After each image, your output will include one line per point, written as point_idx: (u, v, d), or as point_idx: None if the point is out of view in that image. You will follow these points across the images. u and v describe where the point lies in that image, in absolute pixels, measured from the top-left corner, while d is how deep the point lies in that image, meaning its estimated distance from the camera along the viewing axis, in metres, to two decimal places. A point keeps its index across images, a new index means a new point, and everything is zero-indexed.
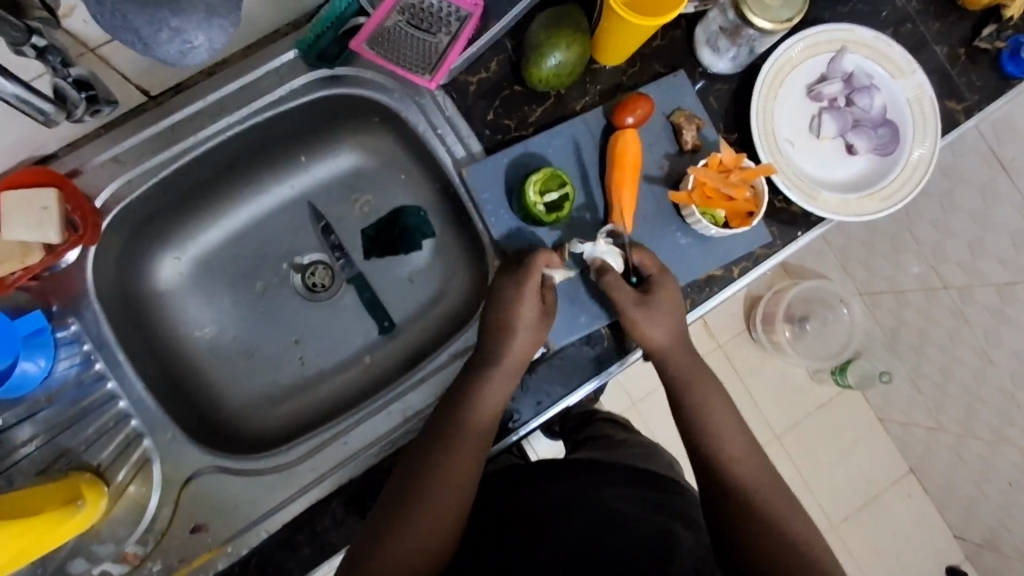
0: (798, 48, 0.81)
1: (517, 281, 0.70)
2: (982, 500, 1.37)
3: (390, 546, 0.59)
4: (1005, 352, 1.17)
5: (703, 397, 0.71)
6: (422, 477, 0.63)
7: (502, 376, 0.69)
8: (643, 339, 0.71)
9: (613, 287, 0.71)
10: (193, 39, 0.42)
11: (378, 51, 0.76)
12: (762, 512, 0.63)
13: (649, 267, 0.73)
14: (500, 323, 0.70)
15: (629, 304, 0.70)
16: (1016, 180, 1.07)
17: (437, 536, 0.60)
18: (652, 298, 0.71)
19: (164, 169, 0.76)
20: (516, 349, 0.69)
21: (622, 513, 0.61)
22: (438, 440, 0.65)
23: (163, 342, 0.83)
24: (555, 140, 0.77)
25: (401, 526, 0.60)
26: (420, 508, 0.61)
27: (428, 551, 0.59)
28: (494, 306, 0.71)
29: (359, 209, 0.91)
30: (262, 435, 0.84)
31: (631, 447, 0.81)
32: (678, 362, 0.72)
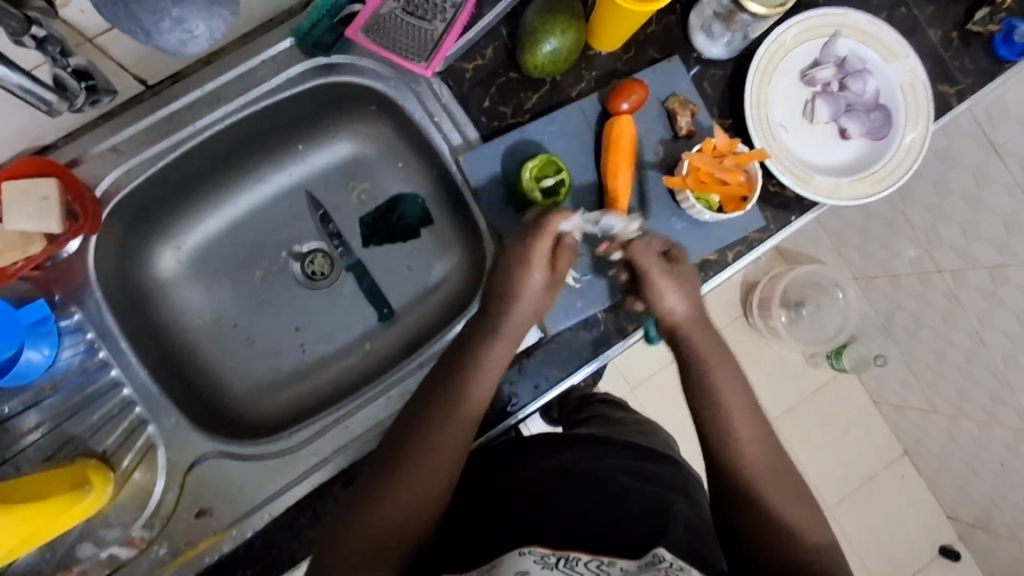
0: (791, 34, 0.81)
1: (533, 240, 0.70)
2: (974, 480, 1.40)
3: (369, 518, 0.59)
4: (998, 334, 1.18)
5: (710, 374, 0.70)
6: (409, 449, 0.62)
7: (502, 340, 0.69)
8: (666, 309, 0.71)
9: (638, 253, 0.71)
10: (194, 27, 0.44)
11: (373, 38, 0.76)
12: (750, 486, 0.65)
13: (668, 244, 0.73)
14: (511, 283, 0.70)
15: (655, 271, 0.71)
16: (1009, 163, 1.08)
17: (414, 512, 0.60)
18: (677, 267, 0.72)
19: (163, 158, 0.77)
20: (521, 313, 0.70)
21: (618, 483, 0.62)
22: (429, 420, 0.64)
23: (165, 329, 0.84)
24: (551, 126, 0.78)
25: (382, 497, 0.60)
26: (404, 484, 0.60)
27: (408, 531, 0.59)
28: (505, 268, 0.70)
29: (357, 196, 0.92)
30: (264, 422, 0.85)
31: (629, 425, 0.83)
32: (693, 345, 0.72)
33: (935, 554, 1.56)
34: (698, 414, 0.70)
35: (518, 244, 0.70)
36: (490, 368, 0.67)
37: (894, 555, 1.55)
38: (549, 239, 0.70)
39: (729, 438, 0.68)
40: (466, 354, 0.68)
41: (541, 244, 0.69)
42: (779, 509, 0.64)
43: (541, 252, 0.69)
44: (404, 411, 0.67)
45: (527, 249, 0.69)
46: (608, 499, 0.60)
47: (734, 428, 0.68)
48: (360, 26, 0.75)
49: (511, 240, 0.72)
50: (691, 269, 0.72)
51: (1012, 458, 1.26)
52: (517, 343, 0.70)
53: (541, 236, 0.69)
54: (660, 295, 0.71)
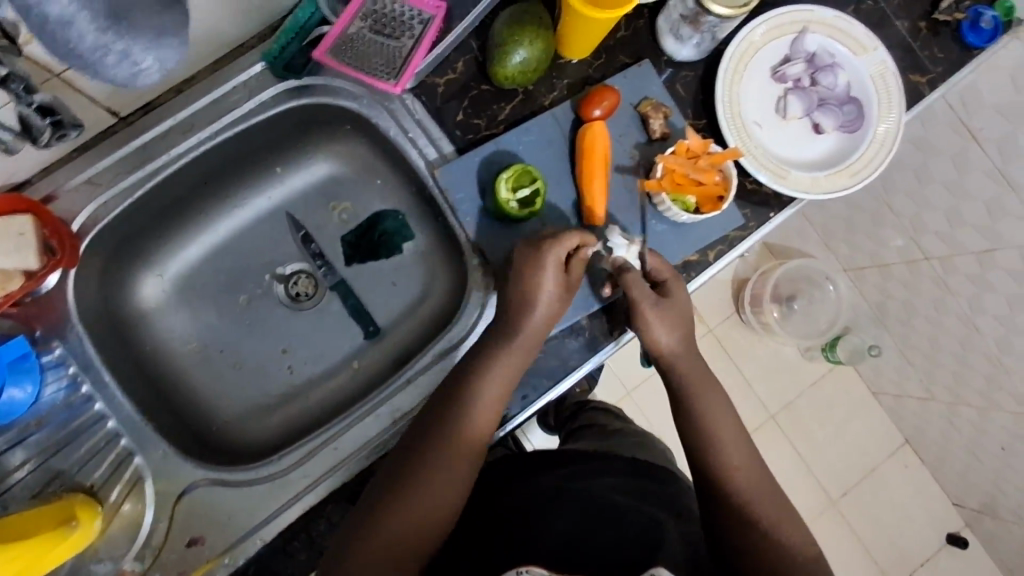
0: (759, 32, 0.82)
1: (542, 254, 0.69)
2: (978, 466, 1.40)
3: (378, 531, 0.60)
4: (989, 318, 1.20)
5: (705, 394, 0.71)
6: (412, 470, 0.63)
7: (516, 354, 0.69)
8: (654, 341, 0.71)
9: (632, 285, 0.71)
10: (141, 60, 0.36)
11: (343, 59, 0.76)
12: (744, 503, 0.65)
13: (664, 271, 0.73)
14: (523, 295, 0.69)
15: (646, 304, 0.70)
16: (987, 148, 1.06)
17: (414, 538, 0.60)
18: (668, 300, 0.71)
19: (140, 188, 0.77)
20: (535, 323, 0.69)
21: (607, 498, 0.64)
22: (426, 445, 0.64)
23: (150, 358, 0.84)
24: (525, 136, 0.78)
25: (391, 510, 0.61)
26: (397, 512, 0.61)
27: (419, 545, 0.60)
28: (516, 280, 0.69)
29: (339, 216, 0.92)
30: (253, 446, 0.85)
31: (626, 437, 0.84)
32: (683, 362, 0.72)
33: (943, 543, 1.55)
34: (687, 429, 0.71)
35: (529, 250, 0.70)
36: (497, 392, 0.68)
37: (902, 546, 1.54)
38: (559, 251, 0.69)
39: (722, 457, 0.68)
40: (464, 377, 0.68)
41: (549, 259, 0.68)
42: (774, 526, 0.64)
43: (555, 260, 0.69)
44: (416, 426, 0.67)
45: (539, 257, 0.68)
46: (609, 518, 0.61)
47: (724, 449, 0.69)
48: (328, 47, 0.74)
49: (524, 246, 0.71)
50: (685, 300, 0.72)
51: (1012, 442, 1.27)
52: (533, 348, 0.70)
53: (552, 249, 0.69)
54: (651, 328, 0.71)
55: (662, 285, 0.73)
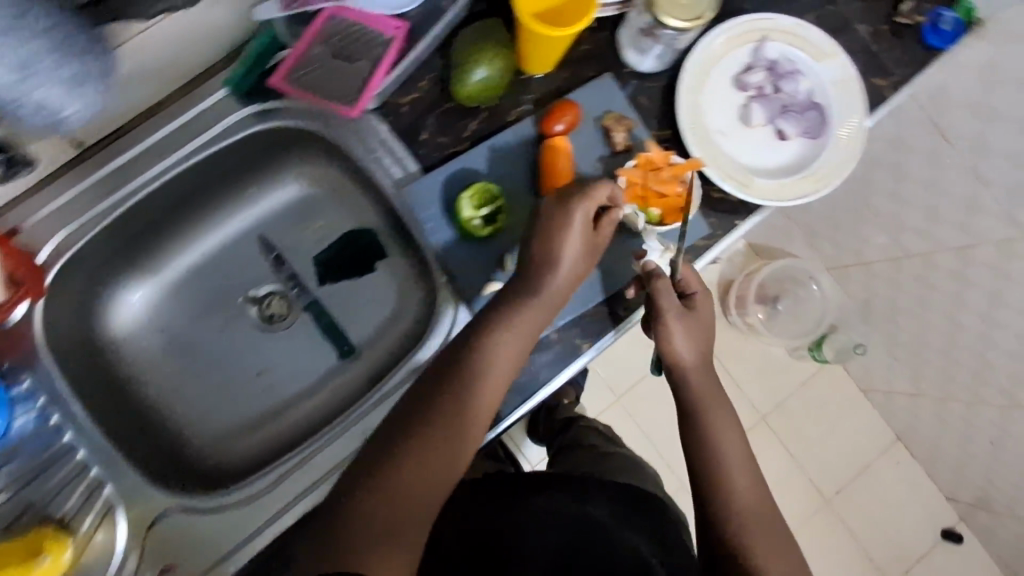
0: (719, 42, 0.82)
1: (573, 206, 0.70)
2: (969, 461, 1.40)
3: (388, 488, 0.60)
4: (971, 314, 1.20)
5: (712, 417, 0.73)
6: (428, 420, 0.64)
7: (535, 310, 0.70)
8: (671, 349, 0.73)
9: (661, 292, 0.73)
10: (62, 110, 0.49)
11: (304, 87, 0.77)
12: (740, 532, 0.66)
13: (695, 285, 0.76)
14: (546, 256, 0.70)
15: (671, 314, 0.73)
16: (959, 146, 1.05)
17: (420, 493, 0.61)
18: (692, 313, 0.74)
19: (108, 215, 0.77)
20: (562, 277, 0.71)
21: (600, 524, 0.67)
22: (445, 396, 0.65)
23: (125, 386, 0.84)
24: (490, 153, 0.78)
25: (401, 467, 0.61)
26: (407, 464, 0.61)
27: (421, 510, 0.60)
28: (546, 231, 0.71)
29: (313, 235, 0.92)
30: (229, 469, 0.85)
31: (615, 465, 0.88)
32: (693, 382, 0.74)
33: (939, 539, 1.55)
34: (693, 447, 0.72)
35: (562, 199, 0.71)
36: (511, 356, 0.68)
37: (897, 543, 1.54)
38: (590, 204, 0.70)
39: (725, 486, 0.69)
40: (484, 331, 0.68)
41: (577, 218, 0.70)
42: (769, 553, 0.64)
43: (587, 212, 0.70)
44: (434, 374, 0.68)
45: (569, 208, 0.70)
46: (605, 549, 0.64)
47: (730, 474, 0.70)
48: (286, 74, 0.77)
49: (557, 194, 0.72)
50: (707, 316, 0.75)
51: (1000, 437, 1.28)
52: (554, 304, 0.71)
53: (584, 202, 0.70)
54: (669, 337, 0.73)
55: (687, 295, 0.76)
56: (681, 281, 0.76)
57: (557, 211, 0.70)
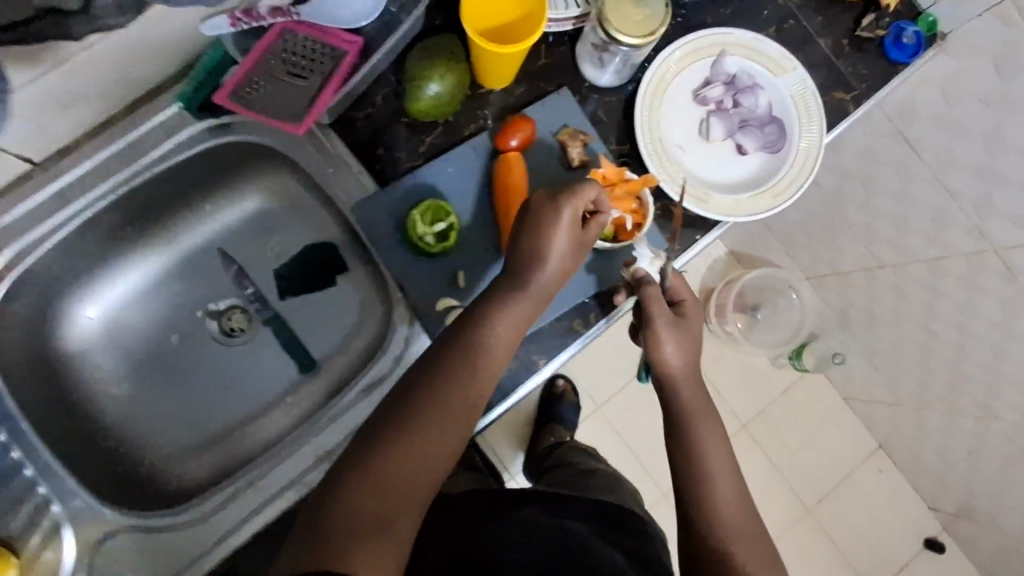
0: (676, 57, 0.82)
1: (563, 204, 0.66)
2: (950, 470, 1.40)
3: (373, 478, 0.55)
4: (946, 324, 1.19)
5: (697, 424, 0.70)
6: (414, 416, 0.59)
7: (526, 304, 0.66)
8: (660, 357, 0.70)
9: (650, 300, 0.71)
10: None
11: (247, 102, 0.73)
12: (725, 538, 0.64)
13: (684, 293, 0.74)
14: (535, 248, 0.66)
15: (661, 322, 0.70)
16: (927, 159, 1.04)
17: (402, 493, 0.56)
18: (682, 322, 0.72)
19: (59, 232, 0.77)
20: (551, 271, 0.67)
21: (582, 535, 0.64)
22: (432, 390, 0.60)
23: (78, 403, 0.84)
24: (444, 169, 0.77)
25: (385, 457, 0.56)
26: (389, 464, 0.56)
27: (408, 502, 0.56)
28: (536, 225, 0.67)
29: (272, 249, 0.91)
30: (185, 487, 0.85)
31: (596, 484, 0.86)
32: (682, 391, 0.71)
33: (921, 547, 1.54)
34: (675, 451, 0.70)
35: (551, 195, 0.67)
36: (499, 353, 0.64)
37: (879, 552, 1.54)
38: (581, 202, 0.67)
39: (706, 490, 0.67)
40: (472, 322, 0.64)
41: (568, 214, 0.66)
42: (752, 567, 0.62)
43: (579, 209, 0.67)
44: (419, 368, 0.63)
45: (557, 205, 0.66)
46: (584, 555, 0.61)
47: (714, 478, 0.67)
48: (230, 90, 0.73)
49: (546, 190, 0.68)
50: (696, 327, 0.72)
51: (979, 447, 1.27)
52: (542, 300, 0.68)
53: (575, 200, 0.67)
54: (658, 344, 0.70)
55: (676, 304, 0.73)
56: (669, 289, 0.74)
57: (546, 208, 0.67)
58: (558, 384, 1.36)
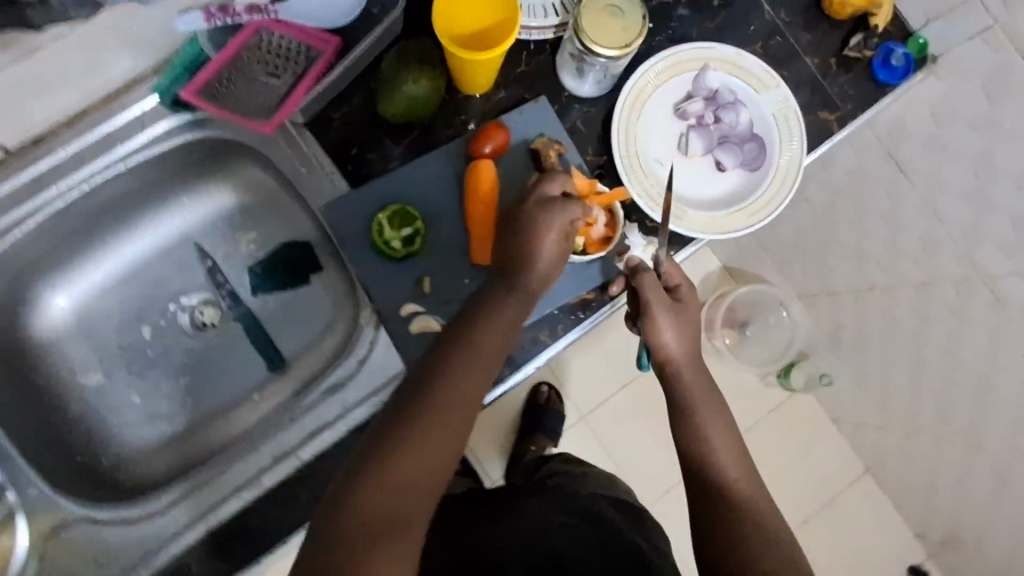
0: (656, 70, 0.81)
1: (549, 210, 0.67)
2: (936, 497, 1.37)
3: (374, 488, 0.53)
4: (934, 351, 1.16)
5: (699, 409, 0.68)
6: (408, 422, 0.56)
7: (519, 305, 0.65)
8: (661, 344, 0.69)
9: (646, 286, 0.70)
10: None
11: (215, 98, 0.75)
12: (734, 524, 0.61)
13: (678, 278, 0.73)
14: (522, 252, 0.66)
15: (659, 308, 0.69)
16: (917, 183, 1.02)
17: (405, 501, 0.54)
18: (680, 307, 0.71)
19: (31, 220, 0.77)
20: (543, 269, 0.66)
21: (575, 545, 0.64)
22: (426, 395, 0.58)
23: (44, 391, 0.84)
24: (415, 173, 0.77)
25: (383, 470, 0.54)
26: (386, 475, 0.54)
27: (413, 507, 0.54)
28: (527, 230, 0.66)
29: (247, 246, 0.91)
30: (146, 481, 0.85)
31: (591, 479, 0.85)
32: (687, 377, 0.70)
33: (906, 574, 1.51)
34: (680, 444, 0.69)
35: (538, 203, 0.68)
36: (496, 353, 0.62)
37: None
38: (566, 211, 0.67)
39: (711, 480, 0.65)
40: (467, 327, 0.62)
41: (560, 217, 0.67)
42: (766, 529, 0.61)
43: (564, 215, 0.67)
44: (413, 375, 0.60)
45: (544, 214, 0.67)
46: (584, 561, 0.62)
47: (723, 464, 0.66)
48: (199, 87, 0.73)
49: (531, 198, 0.69)
50: (696, 310, 0.71)
51: (966, 476, 1.24)
52: (533, 301, 0.66)
53: (559, 209, 0.67)
54: (659, 332, 0.69)
55: (675, 289, 0.72)
56: (665, 277, 0.73)
57: (533, 215, 0.67)
58: (542, 392, 1.33)
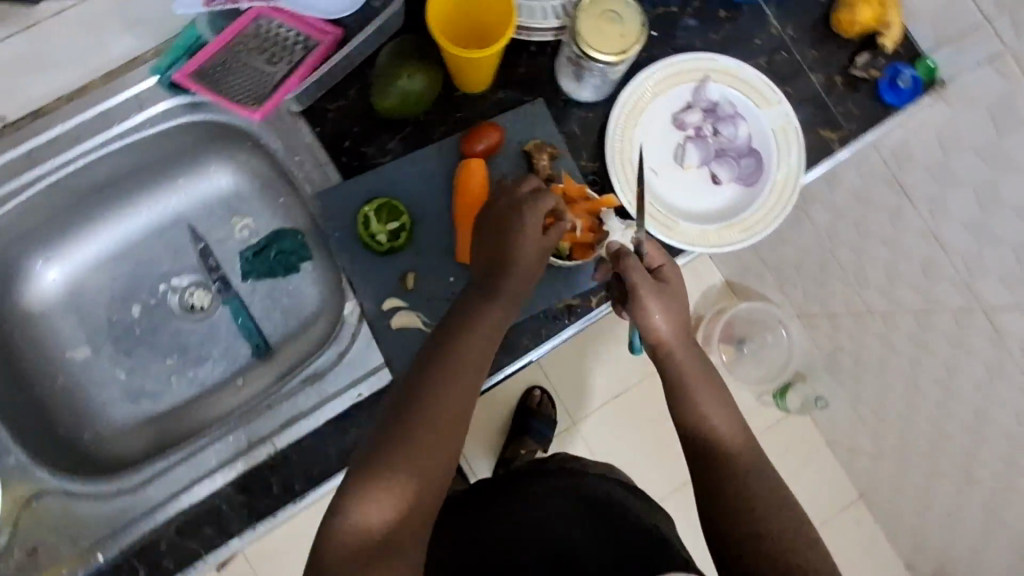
0: (656, 79, 0.80)
1: (521, 211, 0.65)
2: (927, 529, 1.34)
3: (371, 504, 0.54)
4: (929, 380, 1.12)
5: (697, 386, 0.66)
6: (395, 433, 0.56)
7: (504, 302, 0.64)
8: (649, 328, 0.66)
9: (629, 271, 0.65)
10: None
11: (210, 83, 0.78)
12: (740, 496, 0.59)
13: (660, 258, 0.68)
14: (500, 257, 0.64)
15: (644, 291, 0.65)
16: (921, 209, 0.97)
17: (401, 514, 0.54)
18: (666, 286, 0.66)
19: (25, 192, 0.79)
20: (523, 268, 0.64)
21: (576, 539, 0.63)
22: (411, 404, 0.57)
23: (30, 362, 0.85)
24: (407, 167, 0.77)
25: (371, 486, 0.54)
26: (375, 495, 0.54)
27: (415, 513, 0.55)
28: (505, 237, 0.65)
29: (239, 231, 0.91)
30: (124, 458, 0.85)
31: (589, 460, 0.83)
32: (680, 354, 0.66)
33: None
34: (681, 428, 0.66)
35: (510, 205, 0.66)
36: (485, 351, 0.61)
37: None
38: (539, 209, 0.65)
39: (725, 463, 0.62)
40: (455, 329, 0.62)
41: (532, 217, 0.65)
42: (769, 499, 0.59)
43: (537, 214, 0.65)
44: (401, 384, 0.60)
45: (517, 216, 0.65)
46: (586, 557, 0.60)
47: (726, 436, 0.64)
48: (192, 70, 0.76)
49: (505, 199, 0.66)
50: (683, 286, 0.67)
51: (958, 511, 1.20)
52: (519, 300, 0.65)
53: (532, 208, 0.65)
54: (646, 315, 0.65)
55: (657, 270, 0.67)
56: (648, 259, 0.68)
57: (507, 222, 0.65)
58: (534, 396, 1.32)
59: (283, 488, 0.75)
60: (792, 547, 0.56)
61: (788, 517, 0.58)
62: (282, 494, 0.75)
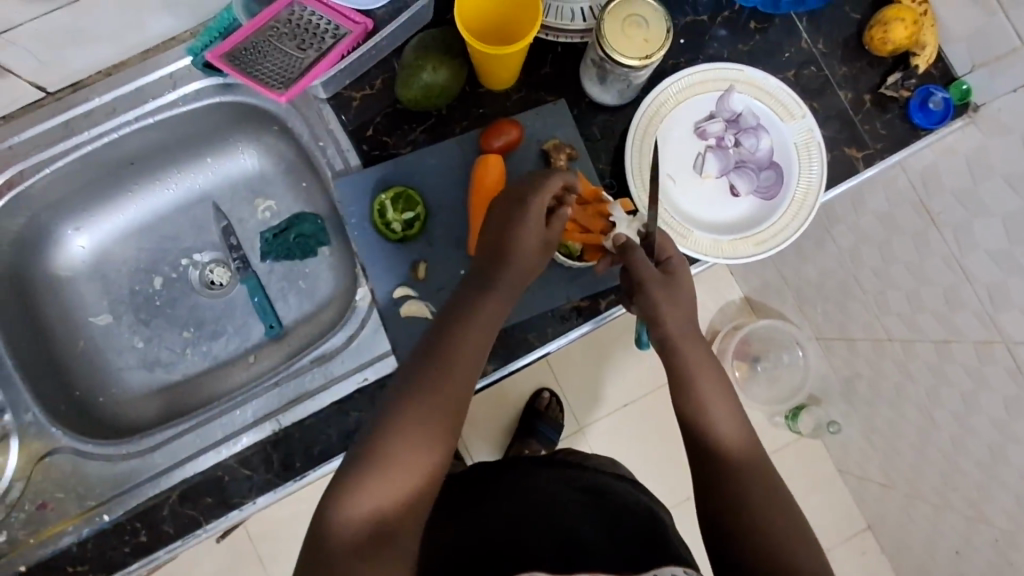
0: (680, 86, 0.80)
1: (523, 201, 0.65)
2: (931, 564, 1.29)
3: (364, 497, 0.54)
4: (945, 414, 1.06)
5: (702, 382, 0.65)
6: (388, 423, 0.57)
7: (503, 296, 0.64)
8: (657, 320, 0.65)
9: (637, 263, 0.65)
10: None
11: (239, 64, 0.78)
12: (737, 495, 0.59)
13: (669, 250, 0.68)
14: (500, 247, 0.64)
15: (653, 284, 0.65)
16: (945, 234, 0.93)
17: (394, 502, 0.55)
18: (674, 278, 0.66)
19: (62, 159, 0.82)
20: (523, 261, 0.65)
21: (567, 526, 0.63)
22: (404, 396, 0.58)
23: (55, 325, 0.88)
24: (427, 159, 0.78)
25: (363, 476, 0.55)
26: (367, 484, 0.54)
27: (409, 504, 0.55)
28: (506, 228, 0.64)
29: (262, 213, 0.93)
30: (135, 424, 0.88)
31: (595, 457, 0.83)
32: (684, 348, 0.65)
33: None
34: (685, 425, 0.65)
35: (511, 198, 0.65)
36: (481, 342, 0.62)
37: None
38: (542, 199, 0.65)
39: (725, 466, 0.61)
40: (452, 320, 0.62)
41: (533, 209, 0.64)
42: (768, 501, 0.58)
43: (540, 203, 0.65)
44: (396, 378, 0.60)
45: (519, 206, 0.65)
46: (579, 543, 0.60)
47: (729, 436, 0.63)
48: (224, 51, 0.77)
49: (511, 190, 0.67)
50: (691, 280, 0.67)
51: (966, 549, 1.15)
52: (515, 295, 0.66)
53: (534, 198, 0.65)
54: (654, 308, 0.65)
55: (665, 262, 0.67)
56: (656, 251, 0.68)
57: (510, 212, 0.65)
58: (542, 398, 1.32)
59: (282, 465, 0.76)
60: (791, 547, 0.55)
61: (786, 517, 0.57)
62: (280, 471, 0.76)
